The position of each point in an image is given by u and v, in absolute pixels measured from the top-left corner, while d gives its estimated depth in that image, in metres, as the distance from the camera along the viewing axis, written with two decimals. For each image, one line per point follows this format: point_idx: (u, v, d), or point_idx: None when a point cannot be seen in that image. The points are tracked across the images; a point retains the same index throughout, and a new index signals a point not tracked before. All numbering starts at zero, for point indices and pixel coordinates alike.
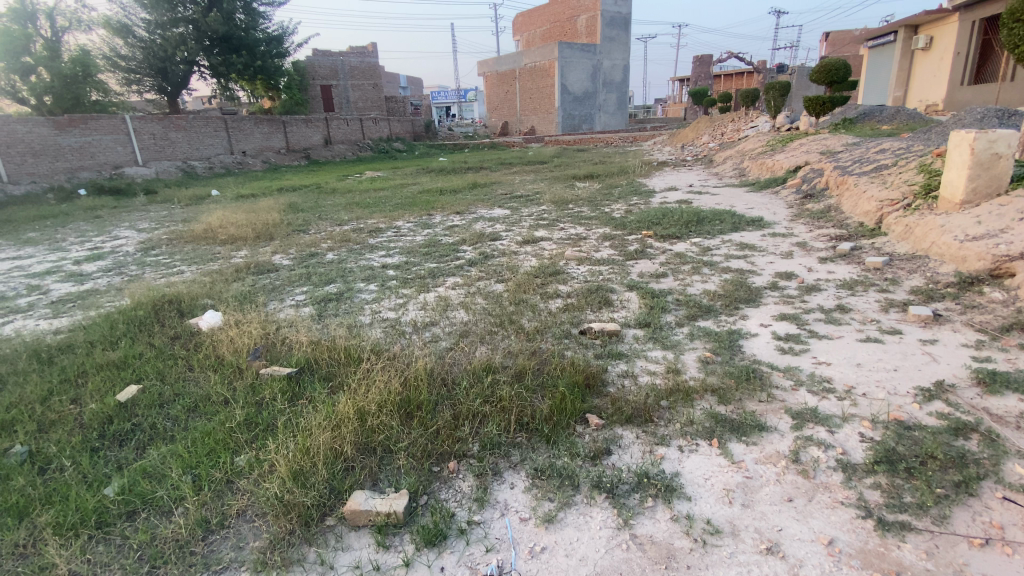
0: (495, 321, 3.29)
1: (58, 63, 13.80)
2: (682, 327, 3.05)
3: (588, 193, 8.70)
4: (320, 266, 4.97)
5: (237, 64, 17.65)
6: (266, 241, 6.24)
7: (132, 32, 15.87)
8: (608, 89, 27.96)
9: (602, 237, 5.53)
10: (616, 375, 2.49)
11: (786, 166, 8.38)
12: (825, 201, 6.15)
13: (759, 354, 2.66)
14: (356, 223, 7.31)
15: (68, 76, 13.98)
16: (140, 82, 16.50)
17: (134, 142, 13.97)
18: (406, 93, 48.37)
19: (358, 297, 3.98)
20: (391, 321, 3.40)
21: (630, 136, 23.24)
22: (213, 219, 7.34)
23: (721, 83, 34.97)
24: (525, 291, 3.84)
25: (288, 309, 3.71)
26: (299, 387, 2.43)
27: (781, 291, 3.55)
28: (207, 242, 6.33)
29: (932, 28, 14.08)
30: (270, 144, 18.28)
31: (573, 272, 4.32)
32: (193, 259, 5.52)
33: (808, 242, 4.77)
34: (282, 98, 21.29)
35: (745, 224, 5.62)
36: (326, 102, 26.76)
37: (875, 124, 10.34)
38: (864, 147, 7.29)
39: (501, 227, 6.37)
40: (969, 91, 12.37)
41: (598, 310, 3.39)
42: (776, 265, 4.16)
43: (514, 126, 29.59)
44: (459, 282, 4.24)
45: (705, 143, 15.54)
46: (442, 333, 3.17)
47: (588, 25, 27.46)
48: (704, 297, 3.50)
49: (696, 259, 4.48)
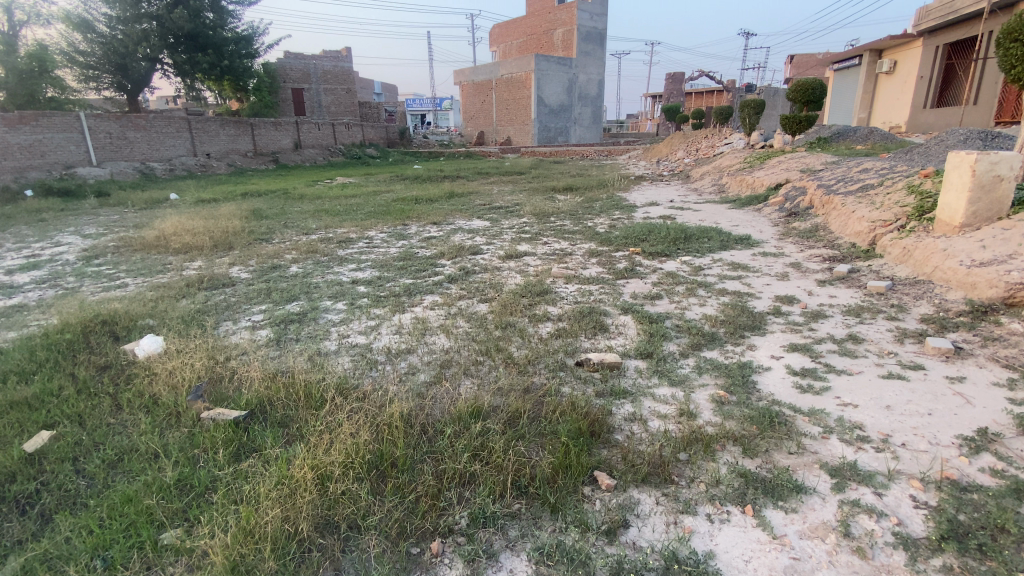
0: (480, 350, 2.93)
1: (14, 58, 13.14)
2: (688, 357, 2.76)
3: (569, 206, 8.45)
4: (283, 281, 4.51)
5: (202, 63, 16.90)
6: (224, 251, 5.72)
7: (92, 27, 14.96)
8: (584, 102, 28.15)
9: (588, 253, 5.26)
10: (622, 419, 2.18)
11: (767, 183, 8.34)
12: (811, 220, 6.06)
13: (777, 393, 2.39)
14: (325, 232, 6.84)
15: (23, 72, 13.23)
16: (98, 79, 15.43)
17: (89, 141, 13.07)
18: (380, 99, 47.73)
19: (324, 318, 3.56)
20: (361, 348, 2.99)
21: (605, 149, 23.33)
22: (168, 225, 6.77)
23: (693, 100, 35.66)
24: (510, 313, 3.51)
25: (242, 332, 3.27)
26: (247, 437, 2.02)
27: (786, 317, 3.31)
28: (159, 251, 5.76)
29: (896, 53, 14.57)
30: (237, 146, 17.50)
31: (561, 291, 4.01)
32: (140, 270, 4.98)
33: (802, 262, 4.60)
34: (251, 100, 20.52)
35: (734, 242, 5.44)
36: (297, 106, 25.99)
37: (850, 144, 10.49)
38: (845, 166, 7.29)
39: (480, 240, 6.03)
40: (932, 114, 12.76)
41: (593, 338, 3.08)
42: (774, 287, 3.95)
43: (490, 135, 29.37)
44: (438, 301, 3.86)
45: (681, 158, 15.62)
46: (419, 364, 2.79)
47: (565, 39, 27.61)
48: (706, 323, 3.23)
49: (690, 279, 4.23)
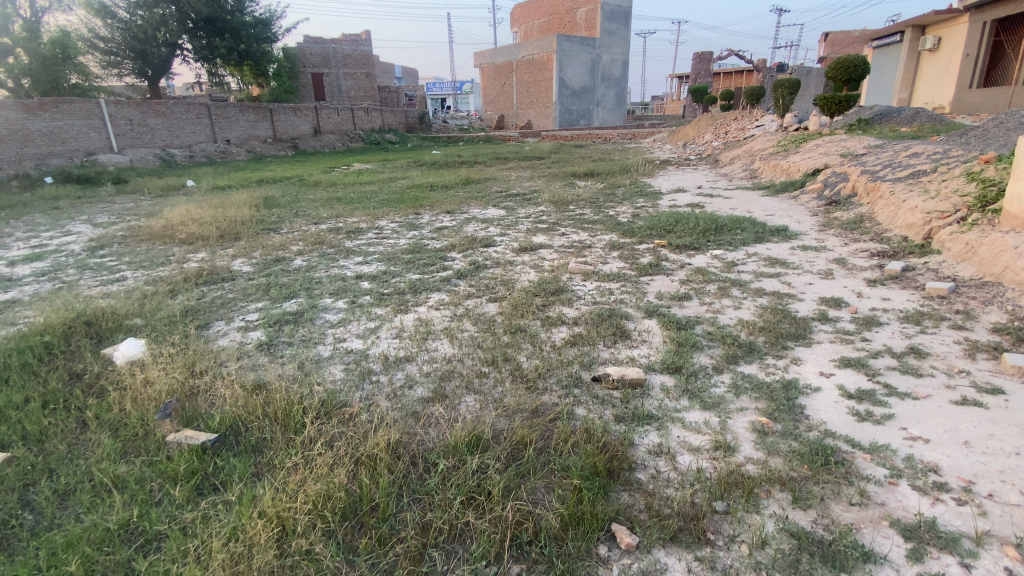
0: (486, 359, 2.63)
1: (37, 44, 13.03)
2: (722, 373, 2.42)
3: (590, 193, 8.04)
4: (284, 275, 4.28)
5: (221, 48, 16.80)
6: (230, 241, 5.53)
7: (112, 13, 14.88)
8: (607, 84, 27.29)
9: (609, 245, 4.89)
10: (645, 452, 1.86)
11: (803, 169, 7.78)
12: (855, 209, 5.56)
13: (829, 420, 2.04)
14: (335, 222, 6.60)
15: (47, 58, 13.15)
16: (119, 65, 15.52)
17: (109, 127, 13.10)
18: (401, 83, 47.47)
19: (321, 318, 3.29)
20: (356, 355, 2.73)
21: (629, 132, 22.55)
22: (177, 214, 6.62)
23: (720, 81, 34.30)
24: (521, 316, 3.20)
25: (233, 335, 3.05)
26: (214, 467, 1.78)
27: (834, 324, 2.92)
28: (164, 242, 5.60)
29: (940, 28, 13.51)
30: (256, 132, 17.41)
31: (578, 290, 3.67)
32: (142, 262, 4.82)
33: (846, 258, 4.16)
34: (271, 85, 20.37)
35: (769, 234, 5.00)
36: (317, 91, 25.83)
37: (894, 126, 9.76)
38: (891, 149, 6.69)
39: (495, 231, 5.70)
40: (978, 95, 11.81)
41: (613, 346, 2.75)
42: (817, 287, 3.54)
43: (510, 120, 28.80)
44: (444, 300, 3.57)
45: (709, 141, 14.94)
46: (417, 375, 2.50)
47: (588, 18, 26.69)
48: (741, 330, 2.87)
49: (721, 276, 3.84)
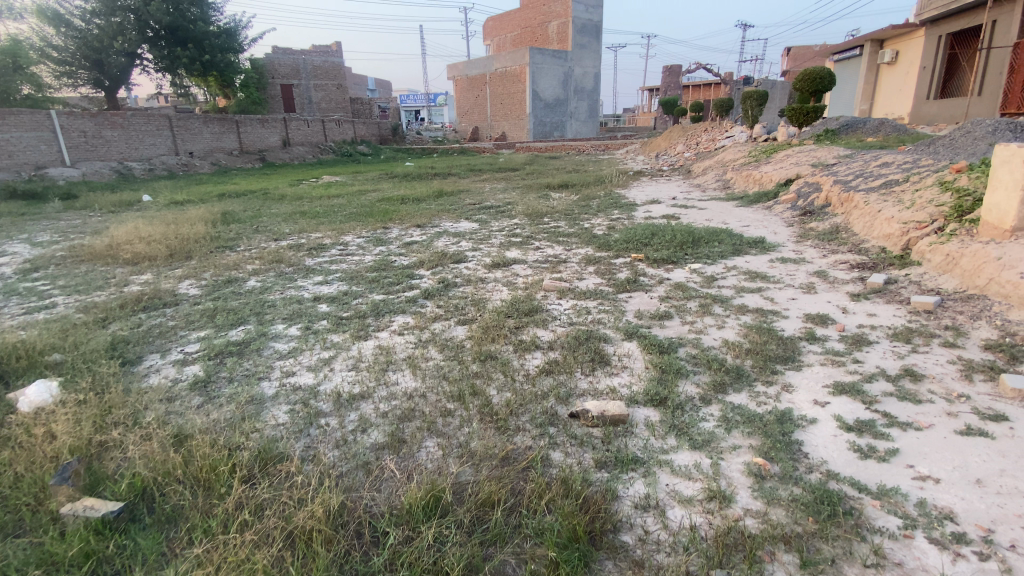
0: (451, 394, 2.36)
1: None
2: (710, 404, 2.21)
3: (564, 205, 7.87)
4: (233, 298, 3.94)
5: (183, 58, 16.26)
6: (180, 261, 5.15)
7: (66, 21, 14.11)
8: (579, 96, 27.52)
9: (585, 260, 4.70)
10: (631, 508, 1.63)
11: (776, 179, 7.77)
12: (830, 219, 5.50)
13: (830, 459, 1.84)
14: (298, 238, 6.26)
15: None
16: (74, 75, 14.68)
17: (61, 140, 12.43)
18: (373, 95, 47.29)
19: (269, 349, 2.98)
20: (304, 393, 2.44)
21: (602, 143, 22.69)
22: (123, 231, 6.16)
23: (689, 93, 34.96)
24: (492, 341, 2.94)
25: (166, 371, 2.72)
26: (114, 548, 1.48)
27: (822, 344, 2.75)
28: (107, 263, 5.17)
29: (897, 42, 13.93)
30: (221, 145, 16.80)
31: (554, 310, 3.44)
32: (77, 286, 4.41)
33: (827, 271, 4.04)
34: (237, 96, 19.80)
35: (747, 246, 4.88)
36: (287, 103, 25.31)
37: (861, 136, 9.94)
38: (861, 159, 6.72)
39: (466, 245, 5.45)
40: (935, 106, 12.17)
41: (591, 374, 2.51)
42: (801, 303, 3.38)
43: (484, 131, 28.72)
44: (409, 324, 3.29)
45: (681, 152, 15.05)
46: (373, 416, 2.23)
47: (560, 32, 26.88)
48: (726, 353, 2.67)
49: (702, 292, 3.66)
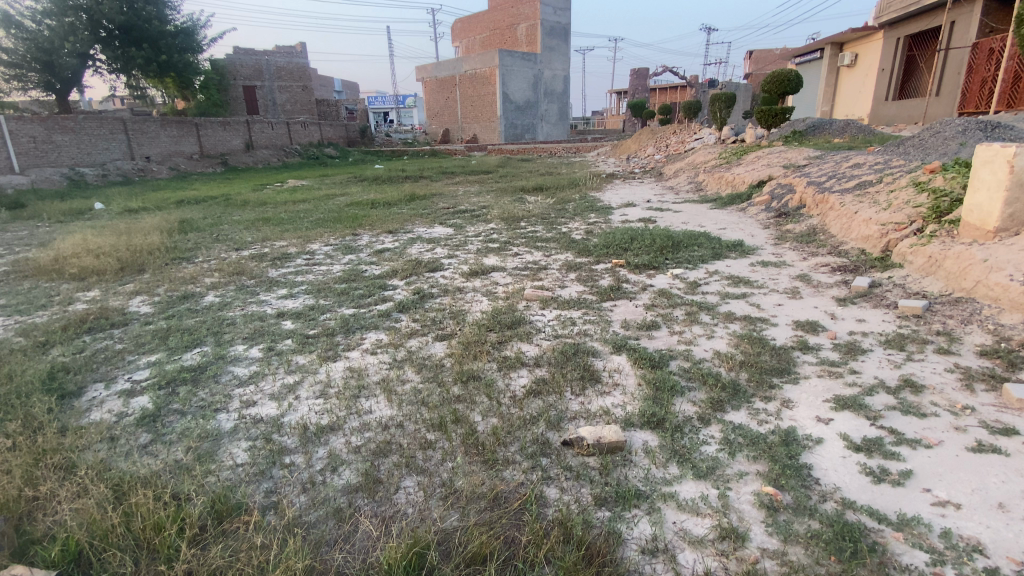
0: (430, 423, 2.16)
1: None
2: (710, 424, 2.07)
3: (540, 208, 7.73)
4: (189, 317, 3.62)
5: (138, 58, 15.42)
6: (131, 276, 4.75)
7: (16, 22, 13.04)
8: (550, 98, 27.54)
9: (565, 266, 4.55)
10: (639, 555, 1.47)
11: (749, 180, 7.81)
12: (806, 221, 5.51)
13: (843, 485, 1.73)
14: (261, 247, 5.91)
15: None
16: (24, 78, 13.53)
17: (10, 145, 11.56)
18: (340, 96, 46.35)
19: (226, 375, 2.72)
20: (266, 426, 2.20)
21: (574, 146, 22.73)
22: (69, 244, 5.68)
23: (656, 96, 35.46)
24: (473, 358, 2.74)
25: (108, 404, 2.42)
26: None
27: (817, 353, 2.66)
28: (50, 279, 4.73)
29: (857, 46, 14.35)
30: (181, 149, 16.04)
31: (537, 321, 3.27)
32: (13, 305, 3.99)
33: (809, 274, 4.00)
34: (197, 98, 18.98)
35: (727, 249, 4.83)
36: (250, 105, 24.46)
37: (828, 138, 10.14)
38: (832, 160, 6.80)
39: (441, 253, 5.22)
40: (894, 107, 12.56)
41: (581, 394, 2.34)
42: (789, 309, 3.30)
43: (455, 133, 28.42)
44: (382, 342, 3.06)
45: (652, 154, 15.15)
46: (344, 452, 2.01)
47: (529, 34, 26.81)
48: (720, 366, 2.54)
49: (687, 299, 3.54)
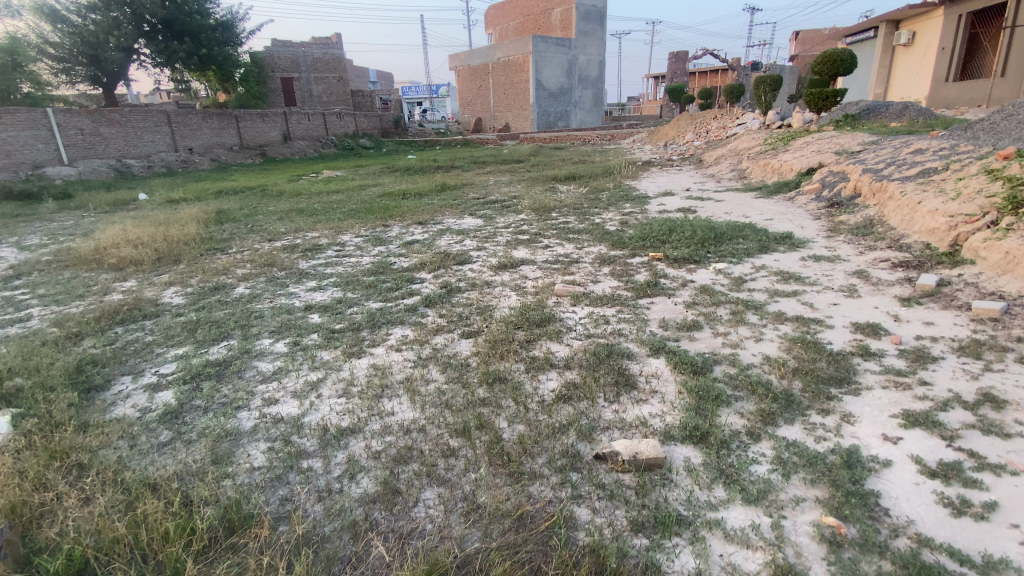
0: (453, 428, 2.03)
1: None
2: (761, 440, 1.87)
3: (572, 198, 7.50)
4: (218, 309, 3.62)
5: (179, 52, 15.69)
6: (167, 266, 4.84)
7: (63, 17, 13.86)
8: (584, 85, 26.92)
9: (599, 259, 4.35)
10: None
11: (797, 168, 7.34)
12: (861, 211, 5.11)
13: (916, 518, 1.52)
14: (293, 238, 5.94)
15: None
16: (71, 71, 14.43)
17: (59, 138, 12.13)
18: (375, 87, 46.80)
19: (250, 370, 2.67)
20: (286, 427, 2.13)
21: (609, 133, 22.16)
22: (111, 234, 5.86)
23: (695, 80, 34.18)
24: (500, 358, 2.60)
25: (134, 398, 2.42)
26: None
27: (880, 361, 2.40)
28: (91, 269, 4.86)
29: (914, 23, 13.30)
30: (221, 140, 16.46)
31: (569, 319, 3.10)
32: (57, 294, 4.11)
33: (867, 270, 3.68)
34: (237, 91, 19.42)
35: (774, 242, 4.51)
36: (287, 96, 24.91)
37: (884, 122, 9.46)
38: (891, 146, 6.28)
39: (470, 245, 5.09)
40: (954, 88, 11.62)
41: (616, 401, 2.17)
42: (845, 309, 3.02)
43: (487, 122, 28.22)
44: (408, 338, 2.96)
45: (690, 141, 14.58)
46: (363, 457, 1.92)
47: (564, 19, 26.19)
48: (771, 374, 2.31)
49: (732, 297, 3.30)
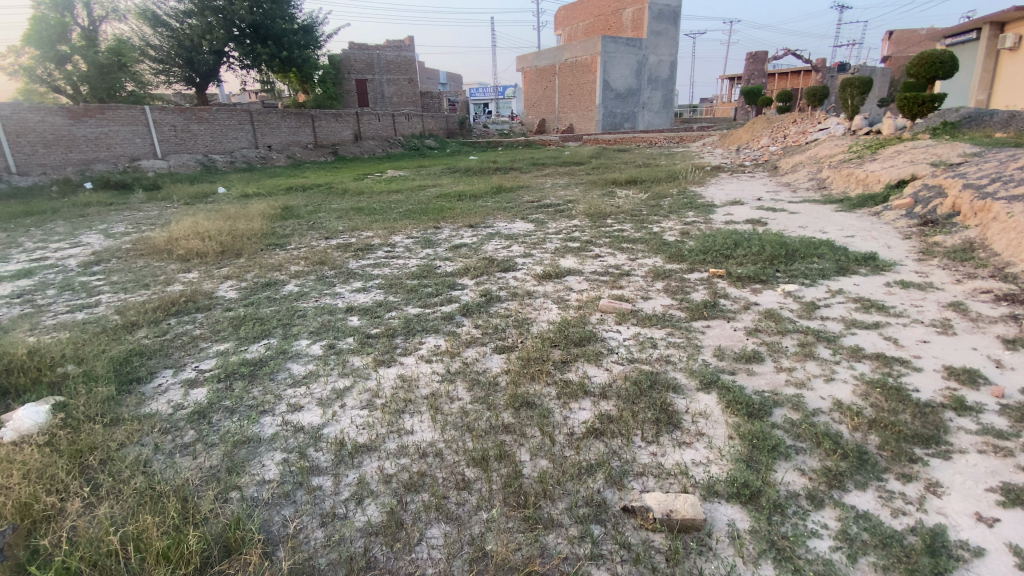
0: (472, 456, 1.88)
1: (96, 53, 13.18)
2: (823, 507, 1.58)
3: (631, 204, 7.18)
4: (265, 306, 3.69)
5: (263, 55, 16.59)
6: (228, 259, 5.05)
7: (163, 22, 15.27)
8: (653, 86, 26.07)
9: (652, 273, 4.07)
10: None
11: (885, 180, 6.62)
12: (959, 232, 4.48)
13: None
14: (348, 236, 6.06)
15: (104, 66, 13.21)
16: (168, 72, 15.89)
17: (154, 133, 13.17)
18: (444, 89, 47.83)
19: (283, 372, 2.66)
20: (304, 438, 2.07)
21: (676, 135, 21.30)
22: (184, 225, 6.22)
23: (774, 82, 32.26)
24: (531, 380, 2.42)
25: (170, 394, 2.47)
26: None
27: (979, 418, 2.00)
28: (162, 258, 5.17)
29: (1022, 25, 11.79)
30: (297, 139, 17.36)
31: (611, 340, 2.87)
32: (128, 282, 4.38)
33: (966, 302, 3.17)
34: (315, 92, 20.40)
35: (854, 263, 4.04)
36: (361, 97, 25.94)
37: (992, 131, 8.39)
38: (1000, 158, 5.52)
39: (517, 251, 4.95)
40: None
41: (655, 441, 1.94)
42: (936, 348, 2.59)
43: (551, 124, 28.03)
44: (440, 349, 2.85)
45: (765, 146, 13.68)
46: (374, 479, 1.81)
47: (635, 19, 25.49)
48: (841, 424, 1.99)
49: (800, 325, 2.94)
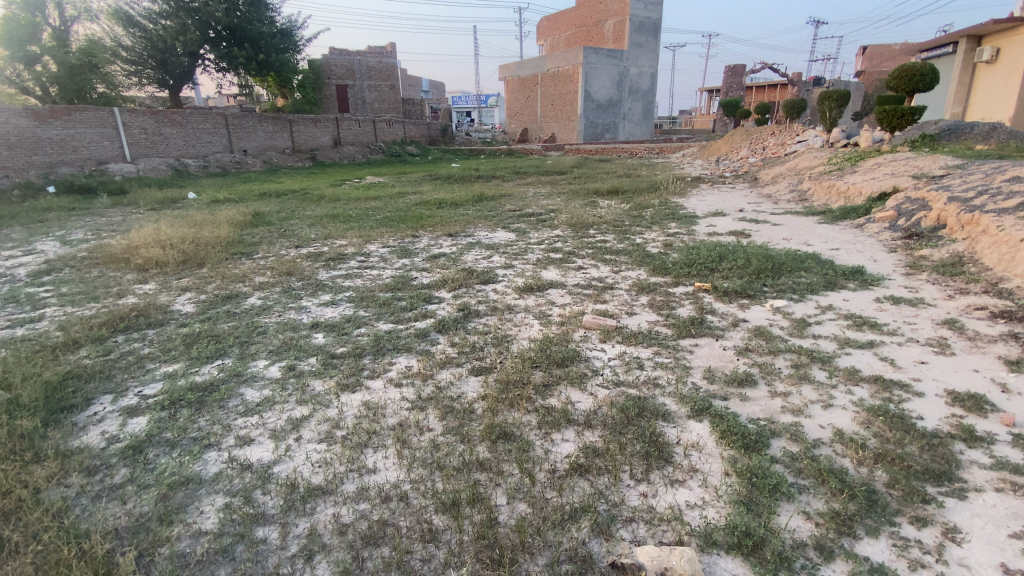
0: (441, 500, 1.67)
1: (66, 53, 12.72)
2: (834, 560, 1.42)
3: (613, 214, 7.07)
4: (224, 321, 3.41)
5: (240, 57, 16.10)
6: (190, 269, 4.75)
7: (136, 22, 14.77)
8: (634, 97, 26.31)
9: (637, 286, 3.92)
10: None
11: (867, 192, 6.62)
12: (945, 245, 4.45)
13: None
14: (320, 245, 5.80)
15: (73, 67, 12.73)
16: (140, 74, 15.39)
17: (123, 136, 12.66)
18: (427, 96, 47.63)
19: (235, 399, 2.40)
20: (252, 478, 1.82)
21: (657, 146, 21.48)
22: (146, 232, 5.87)
23: (752, 95, 32.86)
24: (508, 407, 2.22)
25: (105, 425, 2.20)
26: None
27: (990, 450, 1.87)
28: (119, 268, 4.84)
29: (999, 39, 12.13)
30: (274, 144, 16.96)
31: (595, 360, 2.69)
32: (78, 293, 4.06)
33: (960, 320, 3.08)
34: (293, 96, 20.00)
35: (842, 277, 3.95)
36: (341, 103, 25.58)
37: (968, 144, 8.53)
38: (980, 172, 5.54)
39: (497, 261, 4.76)
40: None
41: (645, 479, 1.75)
42: (936, 370, 2.47)
43: (533, 132, 28.05)
44: (411, 370, 2.63)
45: (745, 157, 13.81)
46: (328, 530, 1.58)
47: (616, 30, 25.71)
48: (845, 457, 1.83)
49: (793, 344, 2.80)
